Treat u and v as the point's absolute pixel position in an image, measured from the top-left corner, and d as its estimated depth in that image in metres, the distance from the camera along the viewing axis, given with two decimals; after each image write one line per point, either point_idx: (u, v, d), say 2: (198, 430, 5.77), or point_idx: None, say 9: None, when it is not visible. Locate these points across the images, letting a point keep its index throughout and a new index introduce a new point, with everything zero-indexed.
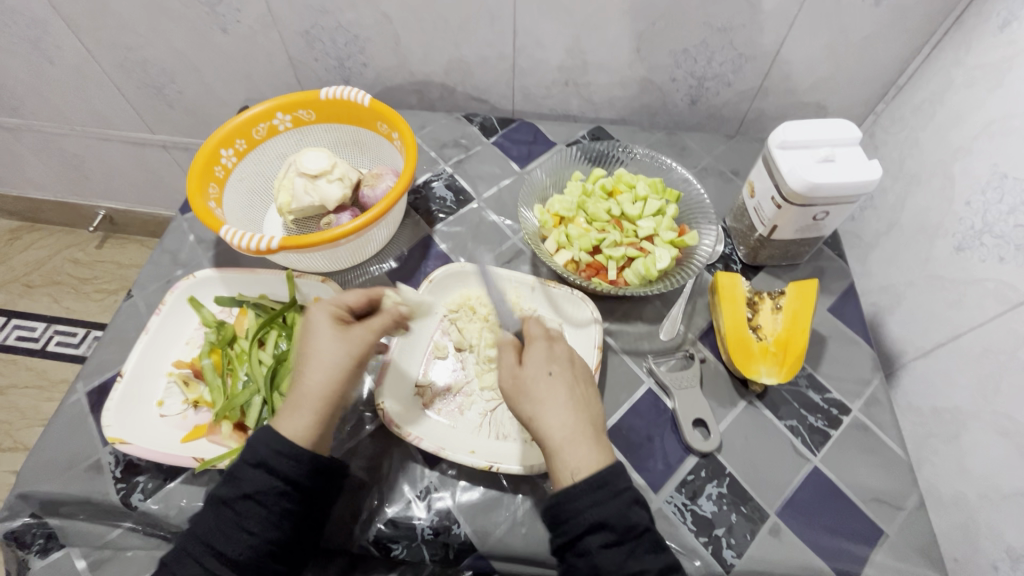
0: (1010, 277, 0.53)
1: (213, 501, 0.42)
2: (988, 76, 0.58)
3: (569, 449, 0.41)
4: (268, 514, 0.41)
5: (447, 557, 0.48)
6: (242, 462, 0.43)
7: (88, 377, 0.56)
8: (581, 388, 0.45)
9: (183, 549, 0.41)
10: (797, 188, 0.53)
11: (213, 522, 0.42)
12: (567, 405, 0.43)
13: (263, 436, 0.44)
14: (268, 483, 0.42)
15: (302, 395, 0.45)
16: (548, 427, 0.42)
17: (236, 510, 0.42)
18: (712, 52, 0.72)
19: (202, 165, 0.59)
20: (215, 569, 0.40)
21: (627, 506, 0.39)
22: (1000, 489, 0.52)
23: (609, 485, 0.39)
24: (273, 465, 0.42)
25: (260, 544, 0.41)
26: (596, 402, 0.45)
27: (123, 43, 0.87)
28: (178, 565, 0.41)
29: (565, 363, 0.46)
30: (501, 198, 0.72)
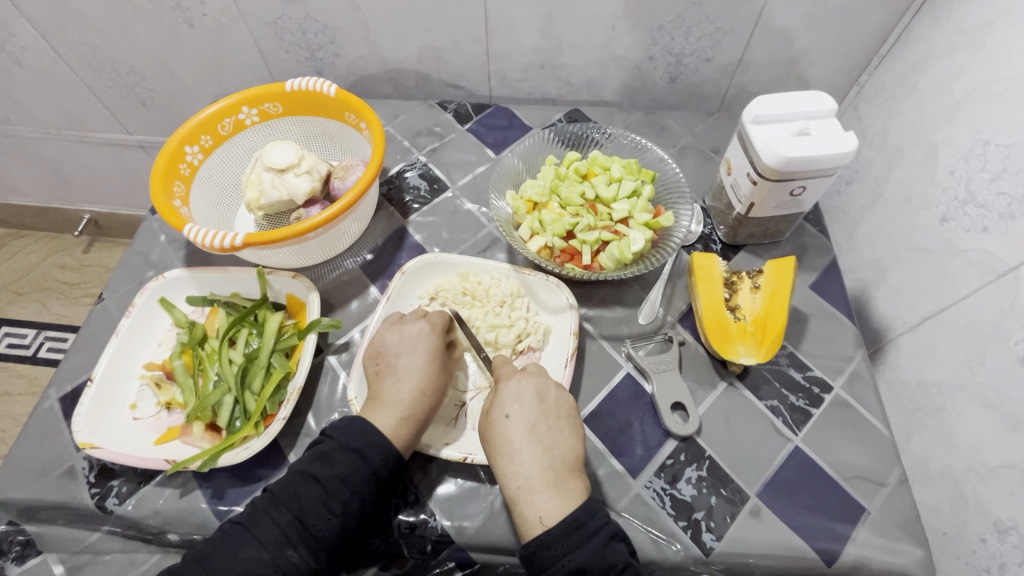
0: (995, 247, 0.52)
1: (303, 475, 0.44)
2: (970, 40, 0.56)
3: (534, 495, 0.42)
4: (353, 499, 0.44)
5: (425, 548, 0.48)
6: (340, 445, 0.45)
7: (61, 382, 0.55)
8: (551, 424, 0.46)
9: (265, 511, 0.43)
10: (771, 163, 0.51)
11: (299, 495, 0.43)
12: (542, 447, 0.45)
13: (360, 427, 0.46)
14: (358, 470, 0.44)
15: (418, 410, 0.47)
16: (522, 467, 0.44)
17: (326, 489, 0.43)
18: (689, 28, 0.70)
19: (165, 163, 0.58)
20: (293, 540, 0.42)
21: (603, 546, 0.40)
22: (987, 462, 0.52)
23: (581, 526, 0.40)
24: (366, 454, 0.45)
25: (338, 525, 0.43)
26: (571, 436, 0.46)
27: (90, 42, 0.85)
28: (259, 525, 0.42)
29: (529, 402, 0.47)
30: (475, 185, 0.70)
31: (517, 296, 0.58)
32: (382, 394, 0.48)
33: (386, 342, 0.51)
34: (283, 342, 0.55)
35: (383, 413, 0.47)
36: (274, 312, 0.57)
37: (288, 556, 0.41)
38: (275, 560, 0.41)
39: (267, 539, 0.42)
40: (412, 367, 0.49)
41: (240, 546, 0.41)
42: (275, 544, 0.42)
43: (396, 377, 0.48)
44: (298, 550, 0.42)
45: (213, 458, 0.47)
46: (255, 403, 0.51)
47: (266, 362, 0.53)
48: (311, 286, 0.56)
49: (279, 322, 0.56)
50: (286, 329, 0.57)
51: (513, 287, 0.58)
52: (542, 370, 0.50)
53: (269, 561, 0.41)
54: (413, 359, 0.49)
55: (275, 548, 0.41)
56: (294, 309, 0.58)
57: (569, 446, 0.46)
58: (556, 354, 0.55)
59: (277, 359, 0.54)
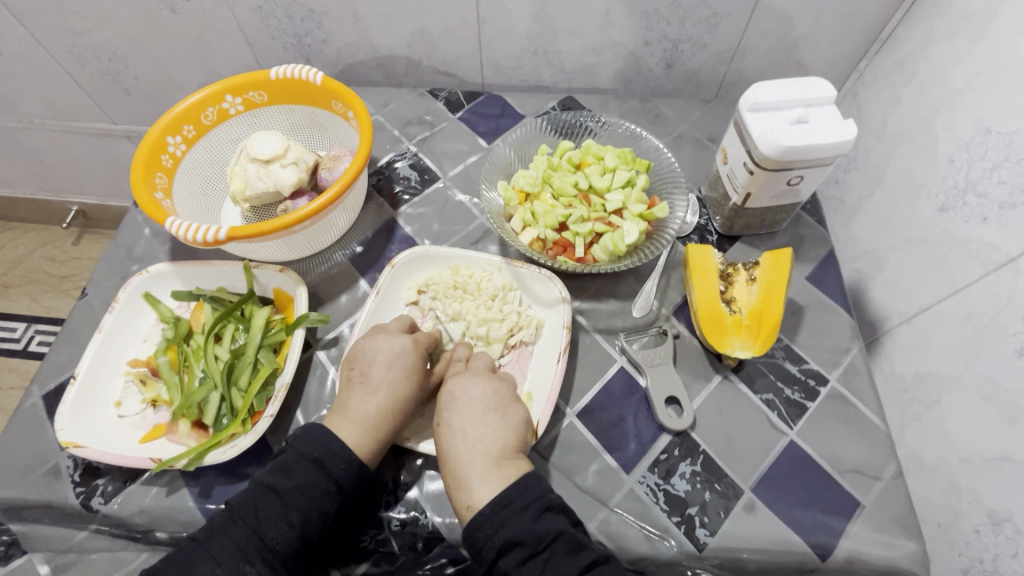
0: (994, 237, 0.51)
1: (261, 486, 0.44)
2: (972, 25, 0.55)
3: (460, 491, 0.42)
4: (312, 510, 0.43)
5: (415, 546, 0.48)
6: (300, 456, 0.45)
7: (43, 380, 0.54)
8: (477, 419, 0.44)
9: (222, 526, 0.42)
10: (768, 152, 0.50)
11: (256, 509, 0.43)
12: (467, 437, 0.44)
13: (323, 437, 0.45)
14: (317, 480, 0.43)
15: (385, 427, 0.46)
16: (450, 460, 0.43)
17: (283, 501, 0.43)
18: (685, 13, 0.68)
19: (147, 154, 0.57)
20: (249, 555, 0.41)
21: (534, 518, 0.40)
22: (982, 454, 0.51)
23: (509, 504, 0.40)
24: (325, 465, 0.44)
25: (297, 538, 0.42)
26: (501, 425, 0.44)
27: (70, 29, 0.83)
28: (216, 542, 0.42)
29: (454, 399, 0.46)
30: (467, 175, 0.69)
31: (509, 290, 0.57)
32: (351, 408, 0.47)
33: (363, 355, 0.49)
34: (270, 338, 0.54)
35: (349, 427, 0.46)
36: (261, 307, 0.56)
37: (244, 572, 0.41)
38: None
39: (222, 556, 0.41)
40: (388, 384, 0.47)
41: (194, 564, 0.41)
42: (230, 561, 0.41)
43: (369, 390, 0.47)
44: (254, 565, 0.41)
45: (199, 456, 0.46)
46: (241, 401, 0.50)
47: (252, 359, 0.52)
48: (299, 281, 0.54)
49: (266, 317, 0.54)
50: (273, 324, 0.55)
51: (505, 280, 0.57)
52: (485, 368, 0.49)
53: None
54: (388, 375, 0.47)
55: (230, 566, 0.41)
56: (282, 303, 0.57)
57: (496, 435, 0.44)
58: (548, 349, 0.54)
59: (264, 355, 0.53)
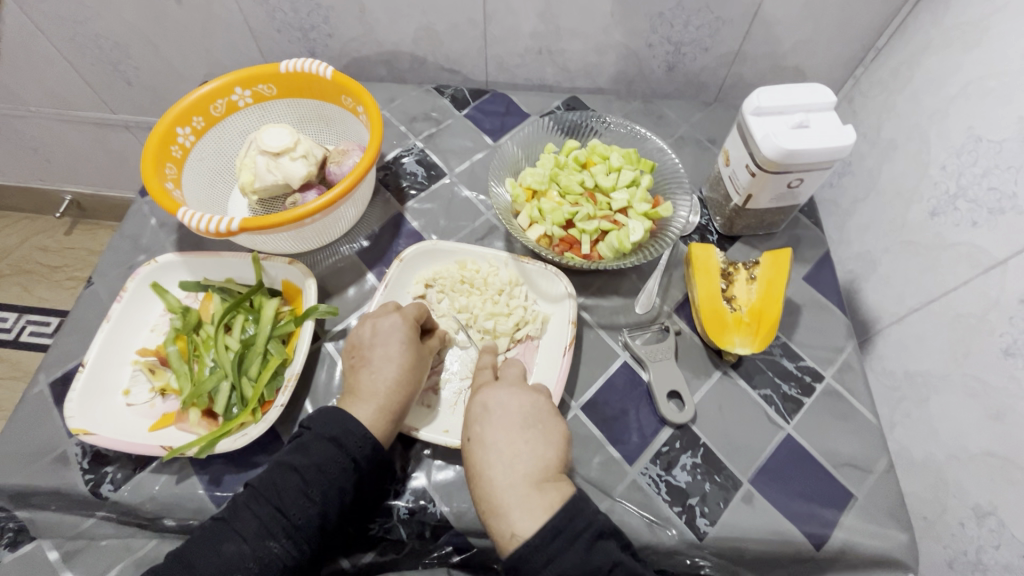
0: (983, 241, 0.53)
1: (280, 464, 0.44)
2: (965, 36, 0.57)
3: (501, 516, 0.41)
4: (331, 487, 0.44)
5: (423, 534, 0.48)
6: (316, 435, 0.45)
7: (50, 368, 0.54)
8: (514, 437, 0.44)
9: (246, 505, 0.43)
10: (771, 155, 0.51)
11: (276, 486, 0.43)
12: (507, 459, 0.43)
13: (340, 417, 0.46)
14: (336, 458, 0.44)
15: (395, 401, 0.47)
16: (489, 487, 0.42)
17: (303, 478, 0.43)
18: (688, 17, 0.70)
19: (157, 144, 0.57)
20: (273, 531, 0.42)
21: (586, 550, 0.38)
22: (968, 449, 0.53)
23: (560, 533, 0.39)
24: (343, 442, 0.45)
25: (317, 514, 0.43)
26: (538, 445, 0.44)
27: (72, 16, 0.82)
28: (240, 519, 0.42)
29: (490, 419, 0.45)
30: (473, 172, 0.70)
31: (515, 285, 0.58)
32: (359, 389, 0.48)
33: (360, 339, 0.51)
34: (279, 330, 0.54)
35: (361, 406, 0.47)
36: (270, 299, 0.56)
37: (268, 548, 0.41)
38: (256, 553, 0.41)
39: (247, 532, 0.42)
40: (388, 358, 0.49)
41: (220, 542, 0.41)
42: (255, 537, 0.42)
43: (373, 368, 0.48)
44: (278, 541, 0.42)
45: (211, 444, 0.47)
46: (251, 390, 0.51)
47: (262, 349, 0.53)
48: (308, 273, 0.55)
49: (276, 309, 0.55)
50: (282, 315, 0.56)
51: (512, 275, 0.58)
52: (515, 381, 0.49)
53: (250, 553, 0.41)
54: (388, 350, 0.49)
55: (256, 541, 0.41)
56: (290, 295, 0.57)
57: (536, 455, 0.43)
58: (555, 343, 0.55)
59: (273, 345, 0.53)
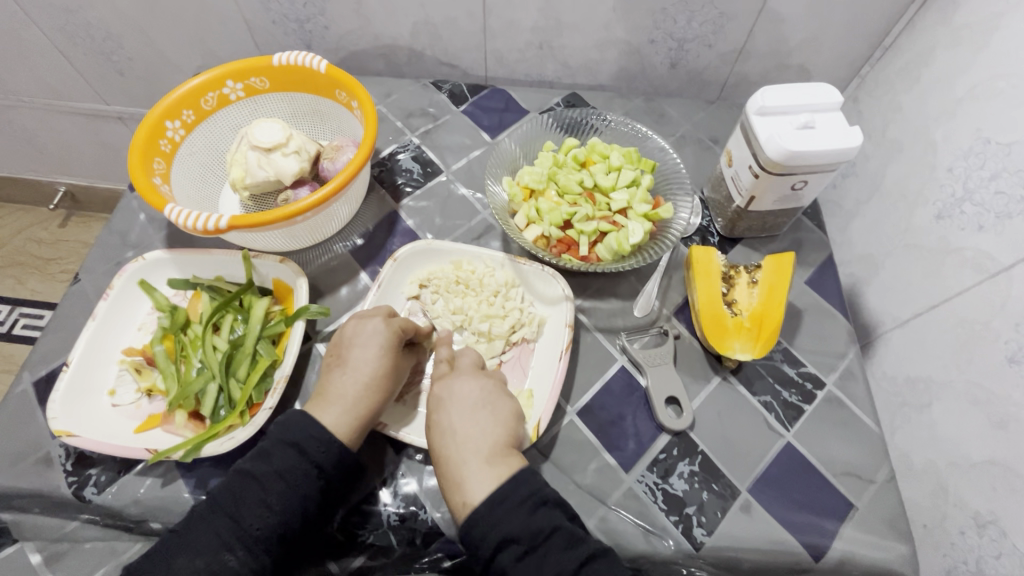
0: (989, 246, 0.52)
1: (240, 472, 0.43)
2: (975, 35, 0.55)
3: (453, 489, 0.41)
4: (292, 495, 0.42)
5: (414, 542, 0.47)
6: (278, 442, 0.44)
7: (35, 366, 0.53)
8: (466, 416, 0.44)
9: (202, 517, 0.42)
10: (775, 156, 0.50)
11: (234, 495, 0.42)
12: (459, 437, 0.43)
13: (305, 421, 0.45)
14: (297, 465, 0.43)
15: (362, 407, 0.46)
16: (443, 462, 0.43)
17: (262, 486, 0.42)
18: (692, 13, 0.68)
19: (145, 138, 0.55)
20: (230, 542, 0.40)
21: (529, 513, 0.39)
22: (971, 458, 0.52)
23: (506, 500, 0.39)
24: (305, 448, 0.44)
25: (278, 524, 0.41)
26: (490, 424, 0.44)
27: (62, 5, 0.80)
28: (195, 532, 0.41)
29: (445, 401, 0.45)
30: (470, 169, 0.68)
31: (511, 287, 0.57)
32: (329, 391, 0.47)
33: (342, 340, 0.50)
34: (268, 330, 0.53)
35: (328, 410, 0.46)
36: (260, 298, 0.55)
37: (224, 560, 0.40)
38: (209, 567, 0.39)
39: (201, 545, 0.40)
40: (364, 363, 0.47)
41: (173, 557, 0.40)
42: (210, 551, 0.40)
43: (346, 370, 0.48)
44: (235, 553, 0.40)
45: (197, 447, 0.46)
46: (240, 392, 0.50)
47: (251, 350, 0.52)
48: (299, 272, 0.54)
49: (266, 308, 0.54)
50: (273, 315, 0.55)
51: (508, 277, 0.57)
52: (473, 365, 0.49)
53: (204, 567, 0.39)
54: (365, 353, 0.48)
55: (210, 555, 0.40)
56: (281, 294, 0.56)
57: (486, 432, 0.43)
58: (551, 346, 0.54)
59: (263, 346, 0.52)
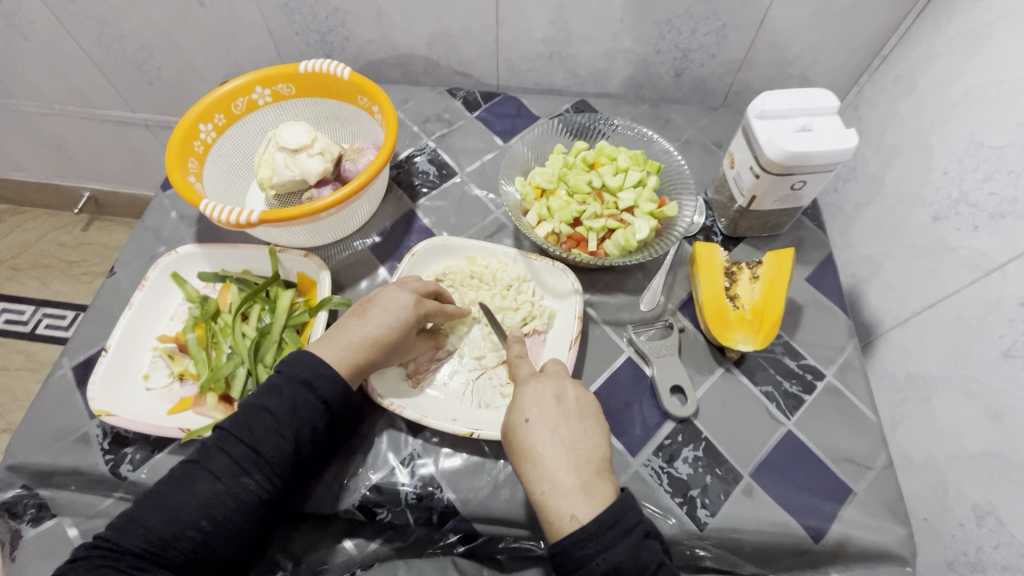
0: (983, 244, 0.54)
1: (252, 405, 0.45)
2: (968, 44, 0.58)
3: (560, 498, 0.41)
4: (303, 424, 0.45)
5: (430, 519, 0.50)
6: (287, 379, 0.47)
7: (73, 352, 0.56)
8: (574, 426, 0.45)
9: (216, 446, 0.44)
10: (774, 157, 0.53)
11: (248, 426, 0.45)
12: (570, 446, 0.44)
13: (312, 361, 0.47)
14: (308, 400, 0.46)
15: (360, 357, 0.48)
16: (547, 468, 0.43)
17: (273, 416, 0.45)
18: (696, 24, 0.71)
19: (180, 140, 0.59)
20: (247, 468, 0.43)
21: (637, 543, 0.39)
22: (969, 449, 0.54)
23: (617, 523, 0.39)
24: (315, 384, 0.46)
25: (291, 450, 0.45)
26: (595, 436, 0.45)
27: (98, 18, 0.85)
28: (211, 459, 0.43)
29: (548, 406, 0.46)
30: (483, 171, 0.72)
31: (523, 281, 0.59)
32: (338, 334, 0.49)
33: (374, 297, 0.52)
34: (294, 319, 0.56)
35: (332, 352, 0.48)
36: (286, 290, 0.58)
37: (243, 484, 0.43)
38: (230, 489, 0.42)
39: (219, 470, 0.43)
40: (381, 320, 0.49)
41: (192, 480, 0.42)
42: (229, 475, 0.43)
43: (361, 323, 0.49)
44: (253, 477, 0.43)
45: None
46: (267, 376, 0.53)
47: (277, 338, 0.55)
48: (322, 265, 0.57)
49: (291, 299, 0.57)
50: (297, 306, 0.58)
51: (520, 271, 0.60)
52: (562, 372, 0.49)
53: (224, 490, 0.42)
54: (384, 314, 0.50)
55: (229, 479, 0.43)
56: (305, 287, 0.59)
57: (594, 446, 0.45)
58: (561, 338, 0.56)
59: (288, 334, 0.55)
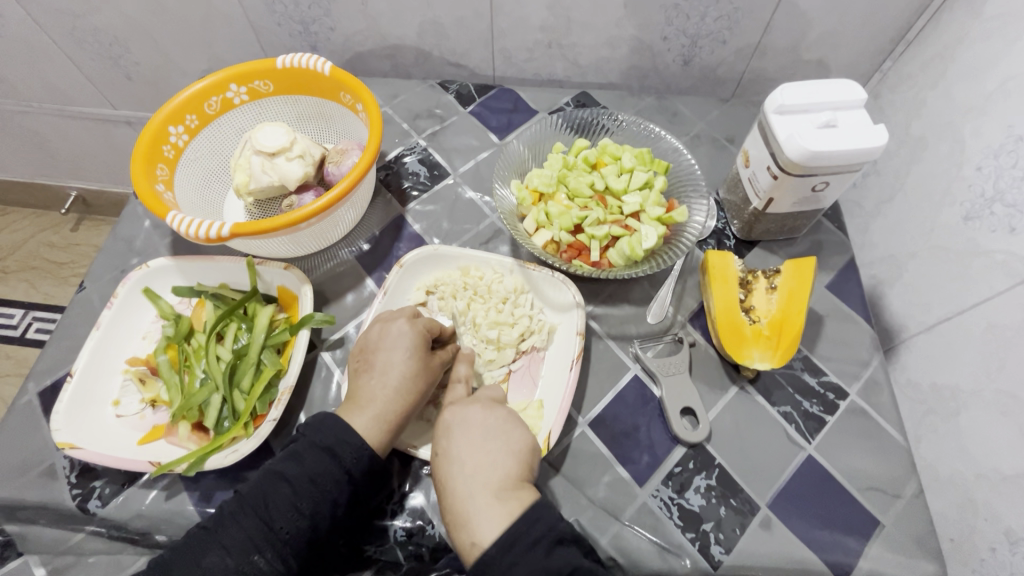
0: (1022, 249, 0.49)
1: (271, 473, 0.42)
2: (1007, 27, 0.52)
3: (460, 528, 0.38)
4: (322, 500, 0.42)
5: (421, 557, 0.46)
6: (310, 444, 0.43)
7: (39, 376, 0.53)
8: (475, 448, 0.41)
9: (231, 515, 0.41)
10: (794, 156, 0.48)
11: (265, 497, 0.41)
12: (469, 470, 0.40)
13: (334, 425, 0.44)
14: (328, 469, 0.42)
15: (393, 411, 0.45)
16: (451, 498, 0.40)
17: (292, 488, 0.41)
18: (706, 8, 0.66)
19: (147, 145, 0.54)
20: (259, 544, 0.40)
21: (545, 554, 0.36)
22: (1002, 472, 0.50)
23: (515, 542, 0.36)
24: (337, 453, 0.43)
25: (307, 528, 0.41)
26: (501, 455, 0.41)
27: (69, 10, 0.80)
28: (225, 531, 0.40)
29: (454, 433, 0.43)
30: (478, 171, 0.67)
31: (520, 293, 0.55)
32: (357, 395, 0.46)
33: (368, 343, 0.48)
34: (273, 339, 0.52)
35: (357, 414, 0.45)
36: (265, 307, 0.54)
37: (253, 561, 0.39)
38: (239, 567, 0.39)
39: (231, 544, 0.40)
40: (393, 365, 0.46)
41: (202, 553, 0.40)
42: (240, 550, 0.40)
43: (373, 375, 0.46)
44: (264, 555, 0.40)
45: (200, 460, 0.45)
46: (243, 403, 0.49)
47: (255, 360, 0.51)
48: (304, 280, 0.53)
49: (270, 317, 0.53)
50: (277, 324, 0.54)
51: (517, 283, 0.55)
52: (495, 396, 0.46)
53: (233, 567, 0.39)
54: (392, 358, 0.46)
55: (240, 554, 0.40)
56: (286, 302, 0.55)
57: (496, 465, 0.40)
58: (562, 354, 0.52)
59: (267, 356, 0.51)
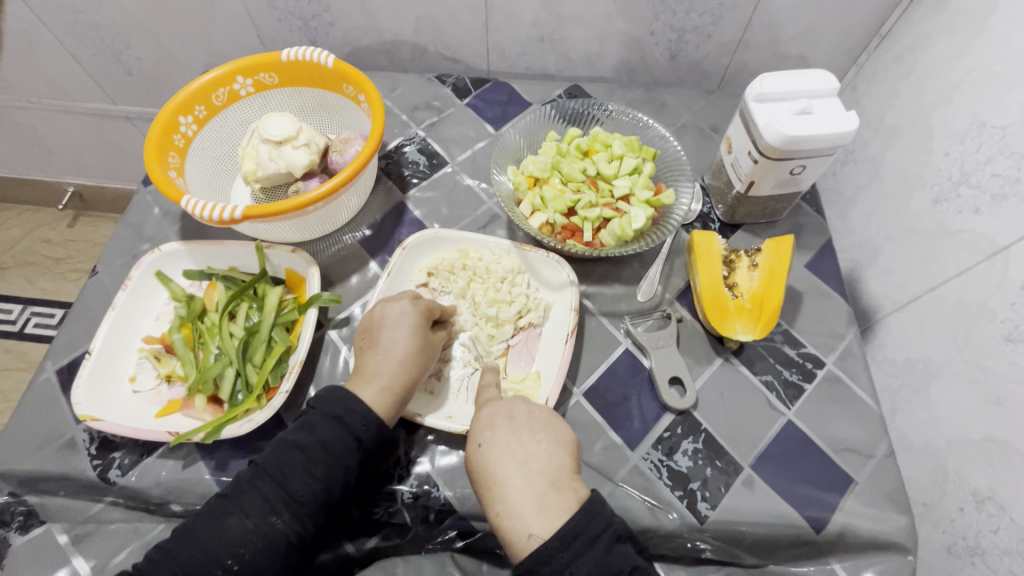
0: (985, 227, 0.53)
1: (285, 442, 0.45)
2: (970, 21, 0.56)
3: (513, 517, 0.41)
4: (334, 465, 0.44)
5: (427, 518, 0.49)
6: (320, 415, 0.46)
7: (57, 355, 0.55)
8: (525, 440, 0.45)
9: (249, 481, 0.44)
10: (773, 141, 0.51)
11: (280, 463, 0.44)
12: (521, 463, 0.43)
13: (343, 396, 0.46)
14: (338, 436, 0.45)
15: (399, 383, 0.48)
16: (503, 490, 0.42)
17: (305, 454, 0.44)
18: (691, 4, 0.69)
19: (159, 133, 0.57)
20: (276, 507, 0.42)
21: (605, 551, 0.38)
22: (968, 435, 0.54)
23: (579, 535, 0.38)
24: (346, 421, 0.45)
25: (321, 491, 0.43)
26: (552, 449, 0.44)
27: (72, 6, 0.82)
28: (244, 496, 0.43)
29: (499, 428, 0.46)
30: (475, 160, 0.70)
31: (517, 273, 0.58)
32: (364, 369, 0.49)
33: (372, 322, 0.51)
34: (283, 317, 0.55)
35: (364, 386, 0.47)
36: (274, 287, 0.56)
37: (271, 523, 0.42)
38: (259, 528, 0.42)
39: (250, 507, 0.42)
40: (396, 342, 0.49)
41: (223, 515, 0.42)
42: (258, 512, 0.42)
43: (378, 350, 0.49)
44: (281, 517, 0.42)
45: (216, 430, 0.47)
46: (256, 377, 0.52)
47: (266, 337, 0.53)
48: (311, 261, 0.55)
49: (279, 297, 0.55)
50: (286, 303, 0.56)
51: (514, 263, 0.58)
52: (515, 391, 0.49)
53: (253, 528, 0.42)
54: (395, 335, 0.49)
55: (259, 517, 0.42)
56: (294, 283, 0.58)
57: (548, 457, 0.44)
58: (558, 329, 0.55)
59: (277, 333, 0.54)
